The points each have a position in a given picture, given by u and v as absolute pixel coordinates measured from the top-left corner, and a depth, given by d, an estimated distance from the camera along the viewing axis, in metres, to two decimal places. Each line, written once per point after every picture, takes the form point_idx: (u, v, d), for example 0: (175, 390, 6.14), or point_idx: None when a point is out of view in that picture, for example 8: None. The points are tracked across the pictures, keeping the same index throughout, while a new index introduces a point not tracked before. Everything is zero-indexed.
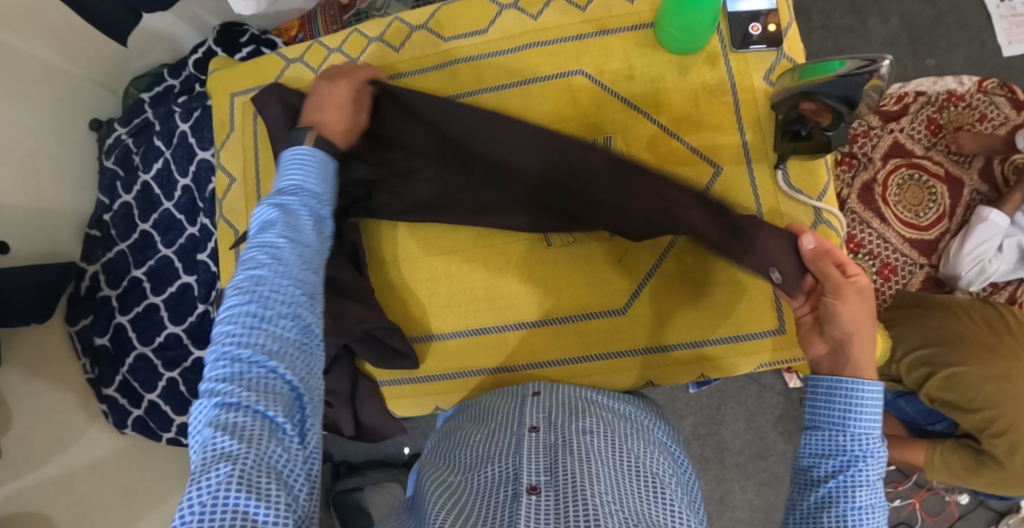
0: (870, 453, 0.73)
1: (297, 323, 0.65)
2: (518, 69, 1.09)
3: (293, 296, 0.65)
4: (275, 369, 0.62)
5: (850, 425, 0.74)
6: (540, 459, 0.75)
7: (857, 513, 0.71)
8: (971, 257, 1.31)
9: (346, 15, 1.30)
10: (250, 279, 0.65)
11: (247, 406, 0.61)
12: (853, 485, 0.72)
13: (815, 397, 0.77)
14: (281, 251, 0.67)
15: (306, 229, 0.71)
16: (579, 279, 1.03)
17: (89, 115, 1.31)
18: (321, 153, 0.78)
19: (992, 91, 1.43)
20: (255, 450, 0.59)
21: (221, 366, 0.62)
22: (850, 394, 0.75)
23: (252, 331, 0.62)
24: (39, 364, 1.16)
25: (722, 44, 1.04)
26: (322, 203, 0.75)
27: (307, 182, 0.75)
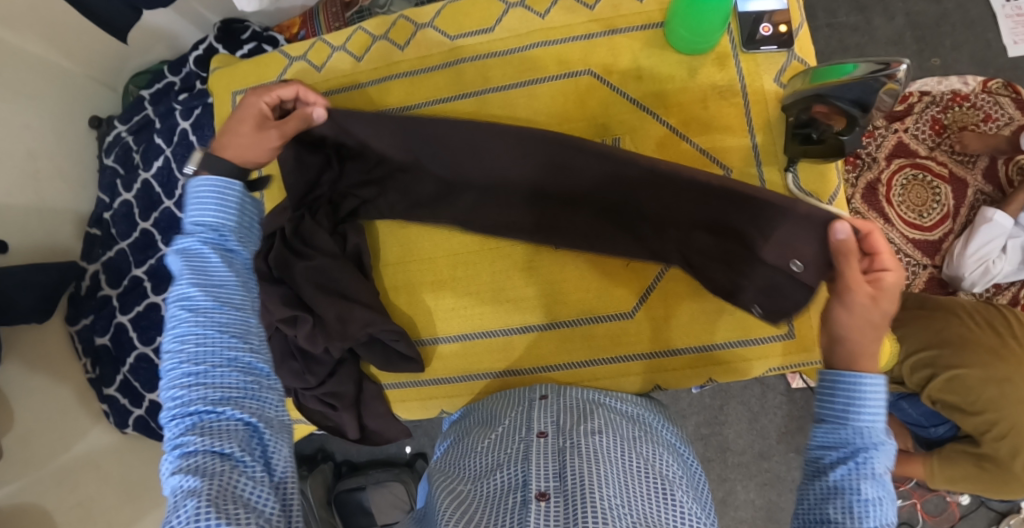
0: (874, 443, 0.70)
1: (232, 364, 0.70)
2: (525, 69, 1.08)
3: (222, 342, 0.70)
4: (219, 410, 0.68)
5: (852, 419, 0.71)
6: (549, 464, 0.75)
7: (866, 506, 0.68)
8: (975, 258, 1.31)
9: (349, 12, 1.29)
10: (177, 338, 0.70)
11: (204, 451, 0.66)
12: (860, 475, 0.69)
13: (823, 392, 0.73)
14: (196, 303, 0.71)
15: (218, 272, 0.74)
16: (586, 282, 1.02)
17: (89, 112, 1.30)
18: (220, 179, 0.78)
19: (996, 92, 1.43)
20: (219, 485, 0.64)
21: (175, 422, 0.68)
22: (851, 387, 0.71)
23: (191, 388, 0.68)
24: (40, 364, 1.14)
25: (732, 45, 1.02)
26: (230, 235, 0.77)
27: (209, 219, 0.76)
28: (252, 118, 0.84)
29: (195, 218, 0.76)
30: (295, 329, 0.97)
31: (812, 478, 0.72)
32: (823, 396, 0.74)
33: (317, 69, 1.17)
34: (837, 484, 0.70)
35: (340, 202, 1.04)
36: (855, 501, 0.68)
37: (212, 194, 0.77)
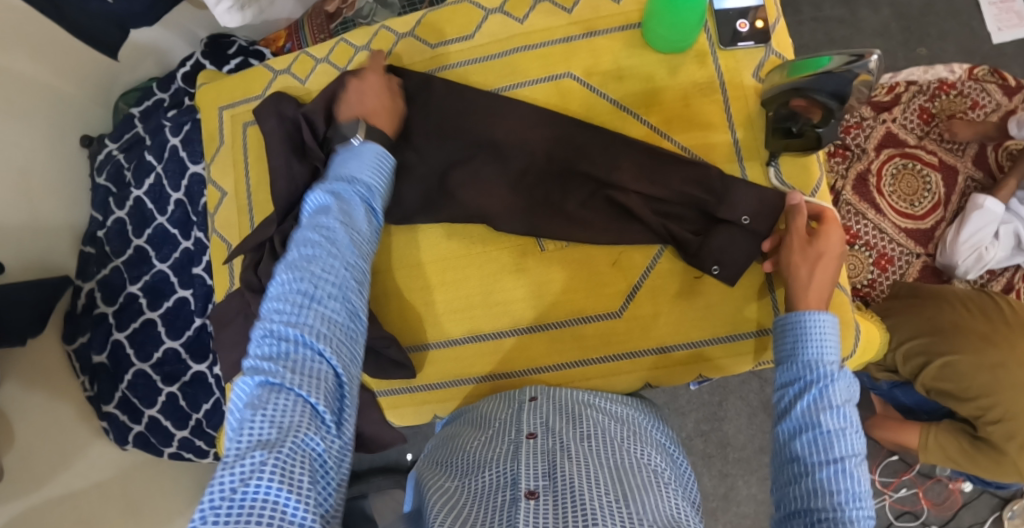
0: (833, 375, 0.76)
1: (345, 307, 0.72)
2: (507, 73, 1.09)
3: (342, 284, 0.73)
4: (318, 348, 0.67)
5: (808, 354, 0.79)
6: (537, 464, 0.75)
7: (826, 434, 0.72)
8: (968, 245, 1.31)
9: (333, 24, 1.29)
10: (306, 260, 0.73)
11: (289, 389, 0.64)
12: (821, 405, 0.74)
13: (777, 324, 0.84)
14: (334, 235, 0.77)
15: (359, 220, 0.81)
16: (575, 283, 1.03)
17: (80, 132, 1.31)
18: (386, 154, 0.92)
19: (982, 78, 1.43)
20: (290, 440, 0.62)
21: (271, 342, 0.67)
22: (814, 321, 0.81)
23: (303, 313, 0.68)
24: (39, 381, 1.15)
25: (710, 42, 1.03)
26: (375, 196, 0.87)
27: (366, 180, 0.87)
28: (380, 85, 1.02)
29: (356, 174, 0.87)
30: None
31: (782, 406, 0.79)
32: (781, 332, 0.85)
33: (301, 81, 1.18)
34: (809, 415, 0.74)
35: None
36: (829, 438, 0.72)
37: (374, 158, 0.90)
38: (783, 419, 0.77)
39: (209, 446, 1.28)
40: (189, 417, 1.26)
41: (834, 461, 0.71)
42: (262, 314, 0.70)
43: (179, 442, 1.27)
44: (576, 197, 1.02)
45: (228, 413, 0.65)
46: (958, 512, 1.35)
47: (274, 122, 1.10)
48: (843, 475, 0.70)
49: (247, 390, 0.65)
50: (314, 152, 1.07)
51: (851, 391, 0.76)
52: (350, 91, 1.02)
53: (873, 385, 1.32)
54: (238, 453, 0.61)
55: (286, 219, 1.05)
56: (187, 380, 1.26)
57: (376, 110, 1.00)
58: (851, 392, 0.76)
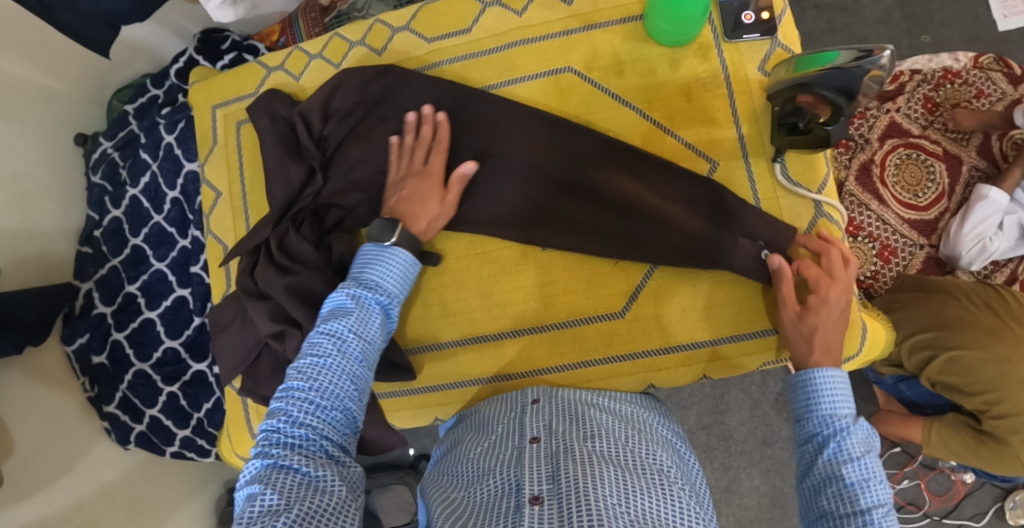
0: (849, 426, 0.79)
1: (346, 413, 0.76)
2: (504, 68, 1.07)
3: (346, 390, 0.77)
4: (321, 442, 0.72)
5: (829, 409, 0.81)
6: (541, 468, 0.74)
7: (858, 487, 0.73)
8: (972, 236, 1.29)
9: (327, 17, 1.27)
10: (313, 365, 0.77)
11: (292, 469, 0.69)
12: (843, 457, 0.76)
13: (791, 385, 0.86)
14: (345, 344, 0.79)
15: (372, 328, 0.83)
16: (575, 283, 1.01)
17: (74, 130, 1.28)
18: (411, 259, 0.91)
19: (987, 67, 1.42)
20: (297, 508, 0.65)
21: (276, 436, 0.72)
22: (823, 376, 0.83)
23: (305, 413, 0.73)
24: (40, 385, 1.13)
25: (713, 34, 1.01)
26: (394, 305, 0.88)
27: (387, 286, 0.88)
28: (434, 191, 0.97)
29: (378, 282, 0.88)
30: (283, 343, 1.00)
31: (808, 464, 0.80)
32: (795, 394, 0.87)
33: (295, 78, 1.16)
34: (834, 471, 0.76)
35: (325, 213, 1.05)
36: (855, 490, 0.73)
37: (399, 263, 0.90)
38: (812, 473, 0.78)
39: (210, 445, 1.25)
40: (190, 417, 1.24)
41: (863, 512, 0.71)
42: (271, 408, 0.75)
43: (180, 442, 1.25)
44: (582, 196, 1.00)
45: (236, 493, 0.70)
46: (960, 503, 1.35)
47: (267, 121, 1.08)
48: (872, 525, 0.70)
49: (254, 473, 0.70)
50: (310, 151, 1.06)
51: (869, 440, 0.78)
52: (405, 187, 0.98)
53: (877, 379, 1.31)
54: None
55: (283, 221, 1.04)
56: (188, 380, 1.24)
57: (421, 224, 0.96)
58: (870, 443, 0.78)
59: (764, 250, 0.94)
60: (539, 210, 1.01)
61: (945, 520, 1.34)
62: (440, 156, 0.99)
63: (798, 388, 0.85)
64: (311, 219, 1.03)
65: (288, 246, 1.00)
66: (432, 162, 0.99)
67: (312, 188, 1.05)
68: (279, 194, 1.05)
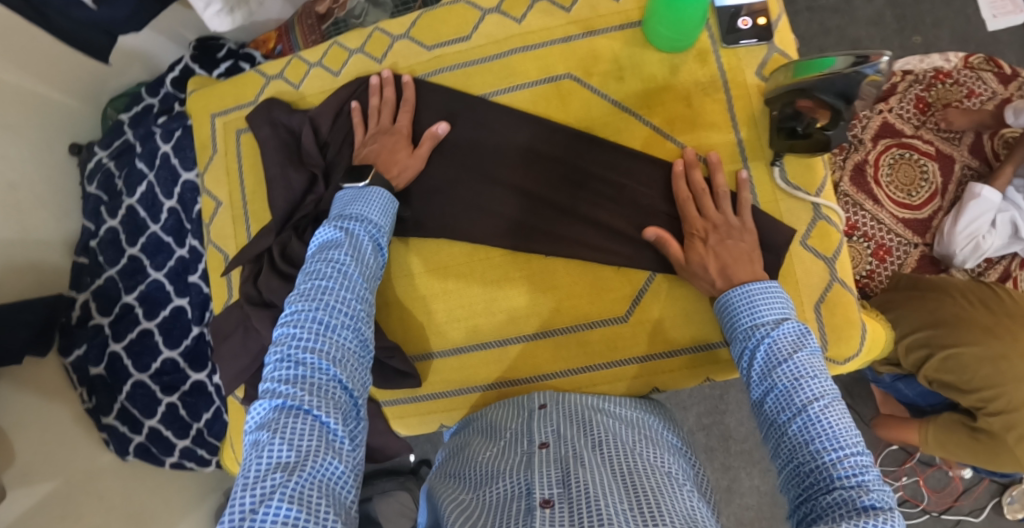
0: (772, 330, 0.79)
1: (356, 336, 0.76)
2: (504, 75, 1.07)
3: (350, 312, 0.77)
4: (335, 369, 0.72)
5: (757, 319, 0.82)
6: (551, 472, 0.75)
7: (795, 386, 0.73)
8: (965, 234, 1.30)
9: (324, 25, 1.25)
10: (317, 287, 0.77)
11: (305, 409, 0.68)
12: (774, 361, 0.77)
13: (717, 307, 0.88)
14: (344, 268, 0.80)
15: (367, 256, 0.84)
16: (579, 287, 1.01)
17: (68, 139, 1.27)
18: (385, 194, 0.92)
19: (978, 67, 1.44)
20: (313, 459, 0.65)
21: (287, 366, 0.70)
22: (743, 291, 0.85)
23: (316, 335, 0.72)
24: (37, 396, 1.13)
25: (711, 40, 1.02)
26: (383, 235, 0.89)
27: (372, 218, 0.88)
28: (402, 145, 1.01)
29: (363, 214, 0.88)
30: None
31: (747, 376, 0.80)
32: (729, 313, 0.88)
33: (294, 86, 1.16)
34: (769, 378, 0.76)
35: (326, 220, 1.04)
36: (790, 391, 0.73)
37: (377, 200, 0.90)
38: (752, 383, 0.79)
39: (211, 455, 1.25)
40: (189, 426, 1.24)
41: (799, 412, 0.72)
42: (275, 337, 0.74)
43: (180, 452, 1.24)
44: (585, 202, 1.01)
45: (246, 434, 0.69)
46: (957, 499, 1.36)
47: (268, 130, 1.09)
48: (813, 423, 0.70)
49: (262, 415, 0.69)
50: (312, 158, 1.06)
51: (801, 337, 0.78)
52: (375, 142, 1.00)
53: (875, 378, 1.32)
54: (252, 484, 0.63)
55: (285, 229, 1.04)
56: (187, 389, 1.24)
57: (393, 171, 0.99)
58: (803, 339, 0.77)
59: None
60: (541, 218, 1.02)
61: (943, 516, 1.36)
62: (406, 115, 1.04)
63: (728, 306, 0.86)
64: (312, 226, 1.02)
65: (290, 254, 1.00)
66: (399, 121, 1.03)
67: (314, 195, 1.05)
68: (281, 202, 1.05)
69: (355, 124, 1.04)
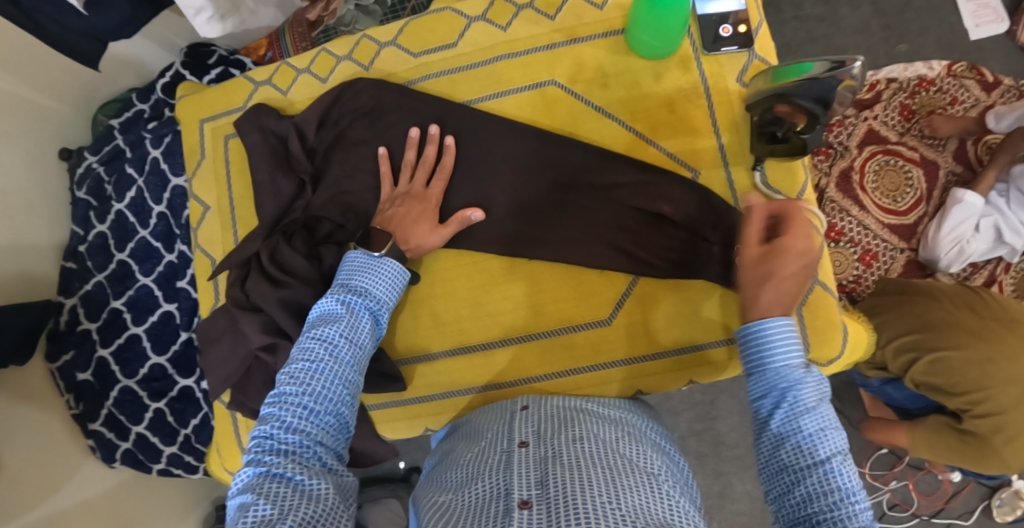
0: (800, 379, 0.76)
1: (338, 419, 0.75)
2: (490, 82, 1.08)
3: (339, 395, 0.76)
4: (315, 449, 0.71)
5: (783, 365, 0.78)
6: (530, 473, 0.75)
7: (812, 439, 0.72)
8: (950, 239, 1.32)
9: (315, 32, 1.28)
10: (305, 370, 0.76)
11: (287, 476, 0.67)
12: (799, 410, 0.74)
13: (738, 341, 0.83)
14: (337, 349, 0.79)
15: (363, 332, 0.83)
16: (564, 291, 1.02)
17: (59, 144, 1.27)
18: (399, 267, 0.91)
19: (961, 74, 1.45)
20: (292, 516, 0.64)
21: (270, 442, 0.70)
22: (766, 330, 0.80)
23: (299, 419, 0.72)
24: (25, 403, 1.12)
25: (693, 48, 1.04)
26: (385, 310, 0.88)
27: (374, 292, 0.88)
28: (429, 215, 0.99)
29: (366, 287, 0.88)
30: (275, 356, 1.00)
31: (762, 420, 0.77)
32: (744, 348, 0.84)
33: (284, 92, 1.17)
34: (790, 426, 0.74)
35: (315, 225, 1.05)
36: (812, 442, 0.72)
37: (389, 272, 0.89)
38: (769, 429, 0.76)
39: (199, 461, 1.25)
40: (176, 433, 1.25)
41: (820, 464, 0.71)
42: (261, 415, 0.74)
43: (167, 459, 1.24)
44: (572, 206, 1.02)
45: (229, 502, 0.68)
46: (948, 503, 1.37)
47: (257, 136, 1.10)
48: (832, 478, 0.69)
49: (246, 481, 0.68)
50: (300, 165, 1.08)
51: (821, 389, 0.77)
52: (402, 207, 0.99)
53: (864, 382, 1.33)
54: None
55: (274, 233, 1.04)
56: (175, 395, 1.24)
57: (410, 242, 0.97)
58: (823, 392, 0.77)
59: None
60: (527, 222, 1.02)
61: (933, 519, 1.37)
62: (441, 183, 1.01)
63: (749, 343, 0.81)
64: (301, 232, 1.03)
65: (280, 259, 1.00)
66: (432, 187, 1.01)
67: (301, 201, 1.07)
68: (269, 208, 1.07)
69: (385, 173, 1.02)
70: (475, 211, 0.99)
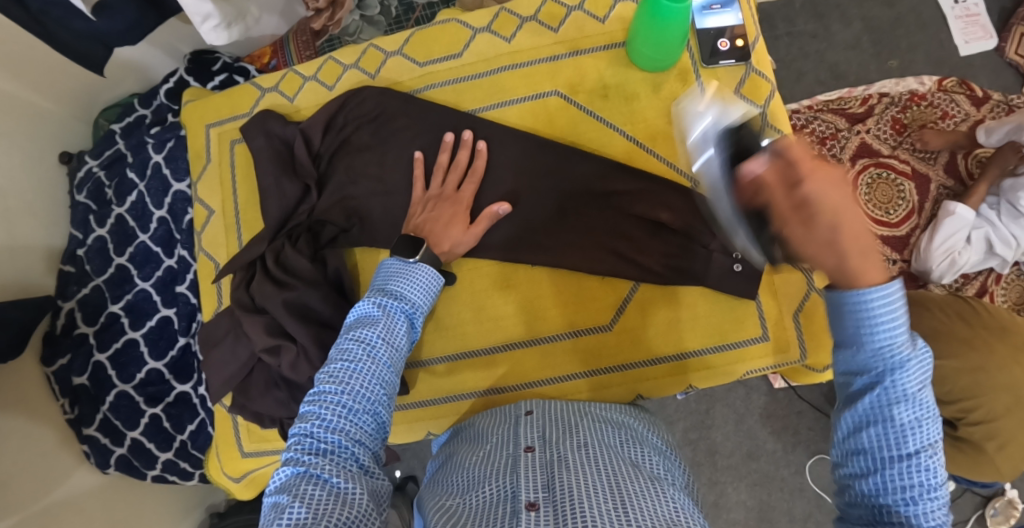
0: (909, 359, 0.64)
1: (375, 419, 0.76)
2: (494, 92, 1.10)
3: (376, 396, 0.77)
4: (353, 449, 0.72)
5: (883, 340, 0.65)
6: (536, 476, 0.75)
7: (905, 433, 0.63)
8: (942, 250, 1.34)
9: (319, 41, 1.31)
10: (343, 370, 0.77)
11: (323, 476, 0.68)
12: (894, 400, 0.64)
13: (830, 298, 0.68)
14: (375, 350, 0.80)
15: (398, 336, 0.84)
16: (564, 297, 1.04)
17: (59, 148, 1.28)
18: (435, 273, 0.93)
19: (951, 89, 1.49)
20: (327, 517, 0.64)
21: (310, 441, 0.71)
22: (881, 295, 0.64)
23: (338, 418, 0.73)
24: (21, 405, 1.12)
25: (692, 61, 1.06)
26: (419, 315, 0.89)
27: (411, 297, 0.88)
28: (459, 217, 1.00)
29: (404, 292, 0.88)
30: (277, 359, 1.00)
31: (850, 393, 0.68)
32: (834, 302, 0.69)
33: (290, 99, 1.18)
34: (886, 416, 0.64)
35: (320, 229, 1.08)
36: (907, 434, 0.63)
37: (423, 277, 0.90)
38: (852, 410, 0.66)
39: (194, 468, 1.25)
40: (173, 439, 1.24)
41: (908, 457, 0.63)
42: (300, 413, 0.74)
43: (163, 465, 1.23)
44: (573, 214, 1.03)
45: (266, 500, 0.69)
46: None
47: (263, 141, 1.11)
48: (915, 472, 0.62)
49: (282, 481, 0.69)
50: (305, 169, 1.08)
51: (927, 368, 0.65)
52: (434, 211, 1.00)
53: None
54: None
55: (278, 236, 1.07)
56: (171, 401, 1.24)
57: (444, 245, 0.98)
58: (928, 369, 0.65)
59: (736, 264, 0.98)
60: (528, 229, 1.04)
61: None
62: (472, 186, 1.02)
63: (853, 303, 0.66)
64: (307, 235, 1.06)
65: (286, 261, 1.03)
66: (463, 191, 1.02)
67: (307, 205, 1.08)
68: (274, 210, 1.06)
69: (418, 177, 1.03)
70: (502, 204, 1.00)
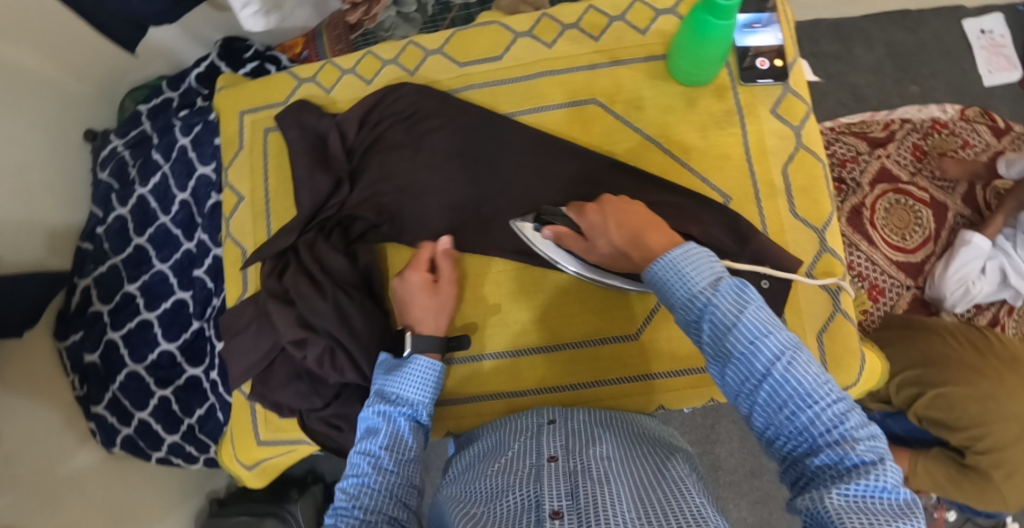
0: (712, 298, 0.67)
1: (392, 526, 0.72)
2: (531, 97, 1.11)
3: (391, 505, 0.74)
4: None
5: (692, 294, 0.69)
6: (560, 484, 0.76)
7: (749, 354, 0.64)
8: (956, 279, 1.35)
9: (353, 35, 1.31)
10: (354, 485, 0.75)
11: None
12: (723, 330, 0.66)
13: (648, 284, 0.75)
14: (381, 459, 0.77)
15: (405, 439, 0.80)
16: (591, 304, 1.04)
17: (84, 127, 1.29)
18: (434, 364, 0.88)
19: (974, 119, 1.50)
20: None
21: None
22: (667, 264, 0.72)
23: None
24: (31, 378, 1.13)
25: (730, 77, 1.07)
26: (426, 412, 0.85)
27: (411, 395, 0.85)
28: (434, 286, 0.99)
29: (403, 392, 0.85)
30: (302, 350, 1.01)
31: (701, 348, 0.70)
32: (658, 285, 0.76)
33: (325, 91, 1.19)
34: (725, 349, 0.66)
35: (350, 224, 1.09)
36: (748, 359, 0.64)
37: (418, 369, 0.87)
38: (708, 359, 0.68)
39: (200, 452, 1.24)
40: (179, 422, 1.23)
41: (766, 377, 0.64)
42: None
43: (167, 447, 1.23)
44: None
45: None
46: None
47: (297, 132, 1.12)
48: (783, 385, 0.63)
49: None
50: (339, 162, 1.09)
51: (742, 294, 0.67)
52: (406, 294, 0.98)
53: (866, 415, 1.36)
54: None
55: (309, 228, 1.08)
56: (182, 384, 1.23)
57: (430, 324, 0.97)
58: (742, 294, 0.67)
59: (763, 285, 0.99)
60: None
61: None
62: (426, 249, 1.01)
63: (656, 281, 0.73)
64: (338, 230, 1.08)
65: (318, 252, 1.05)
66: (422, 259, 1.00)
67: (337, 198, 1.08)
68: (306, 202, 1.08)
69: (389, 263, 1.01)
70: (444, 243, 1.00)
